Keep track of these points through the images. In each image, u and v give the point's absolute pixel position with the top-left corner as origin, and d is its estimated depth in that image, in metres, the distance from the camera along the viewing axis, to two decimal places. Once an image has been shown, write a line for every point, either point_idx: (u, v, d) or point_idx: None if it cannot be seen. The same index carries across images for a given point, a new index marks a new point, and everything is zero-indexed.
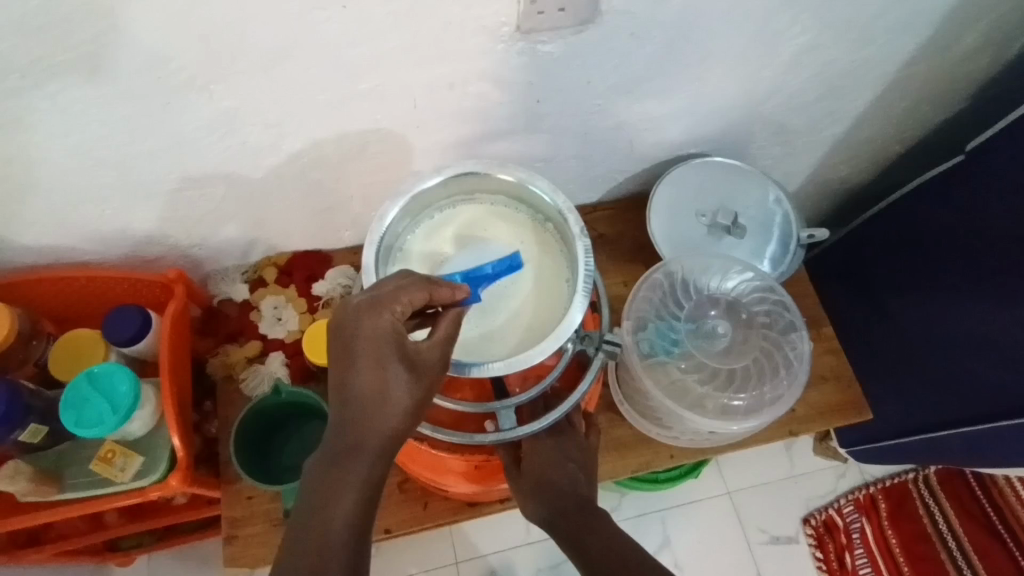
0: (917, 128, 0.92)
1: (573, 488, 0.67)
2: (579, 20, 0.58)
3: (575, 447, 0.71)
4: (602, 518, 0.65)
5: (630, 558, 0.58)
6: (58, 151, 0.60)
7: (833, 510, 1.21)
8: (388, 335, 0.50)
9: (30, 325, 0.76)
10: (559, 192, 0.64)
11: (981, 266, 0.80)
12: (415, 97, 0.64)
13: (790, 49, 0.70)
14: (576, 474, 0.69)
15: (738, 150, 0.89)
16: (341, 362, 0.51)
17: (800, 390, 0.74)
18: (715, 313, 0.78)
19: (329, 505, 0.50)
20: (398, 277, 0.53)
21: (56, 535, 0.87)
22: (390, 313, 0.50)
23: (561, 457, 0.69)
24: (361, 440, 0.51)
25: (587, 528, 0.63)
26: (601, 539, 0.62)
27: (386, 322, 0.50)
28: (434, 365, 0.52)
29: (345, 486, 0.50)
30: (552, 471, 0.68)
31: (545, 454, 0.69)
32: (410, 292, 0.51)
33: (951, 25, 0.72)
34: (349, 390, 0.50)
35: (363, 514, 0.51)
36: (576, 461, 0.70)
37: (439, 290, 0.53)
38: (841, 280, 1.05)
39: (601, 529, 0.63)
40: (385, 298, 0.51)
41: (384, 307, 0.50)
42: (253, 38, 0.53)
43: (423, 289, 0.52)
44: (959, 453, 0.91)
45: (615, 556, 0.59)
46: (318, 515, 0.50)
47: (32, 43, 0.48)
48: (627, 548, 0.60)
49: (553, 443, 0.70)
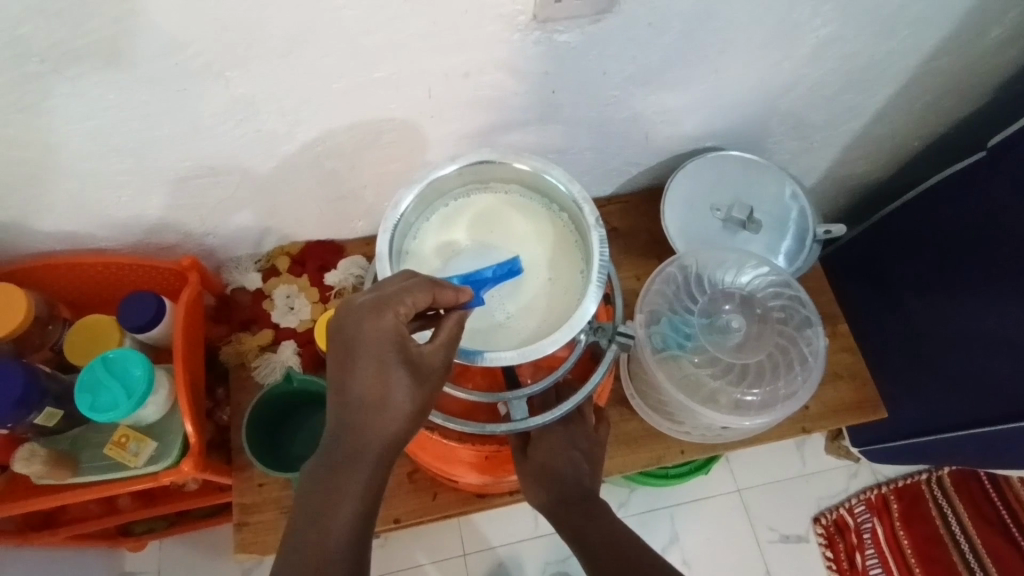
0: (938, 124, 0.91)
1: (580, 481, 0.67)
2: (597, 10, 0.58)
3: (583, 439, 0.70)
4: (607, 511, 0.64)
5: (633, 550, 0.58)
6: (75, 136, 0.60)
7: (844, 509, 1.20)
8: (391, 337, 0.50)
9: (47, 310, 0.77)
10: (574, 182, 0.64)
11: (1002, 265, 0.79)
12: (430, 86, 0.64)
13: (810, 41, 0.69)
14: (583, 466, 0.69)
15: (755, 144, 0.88)
16: (342, 363, 0.50)
17: (814, 386, 0.73)
18: (730, 308, 0.77)
19: (331, 506, 0.50)
20: (402, 277, 0.52)
21: (70, 519, 0.87)
22: (394, 314, 0.50)
23: (568, 448, 0.69)
24: (361, 442, 0.51)
25: (589, 519, 0.63)
26: (604, 530, 0.61)
27: (390, 324, 0.49)
28: (435, 368, 0.52)
29: (345, 487, 0.50)
30: (559, 462, 0.68)
31: (553, 445, 0.69)
32: (414, 295, 0.50)
33: (975, 18, 0.71)
34: (350, 391, 0.50)
35: (364, 514, 0.51)
36: (583, 453, 0.70)
37: (444, 293, 0.52)
38: (857, 278, 1.04)
39: (604, 521, 0.63)
40: (389, 299, 0.50)
41: (388, 308, 0.50)
42: (270, 24, 0.53)
43: (427, 290, 0.51)
44: (975, 454, 0.90)
45: (617, 547, 0.59)
46: (319, 516, 0.50)
47: (51, 27, 0.48)
48: (629, 541, 0.59)
49: (561, 434, 0.70)
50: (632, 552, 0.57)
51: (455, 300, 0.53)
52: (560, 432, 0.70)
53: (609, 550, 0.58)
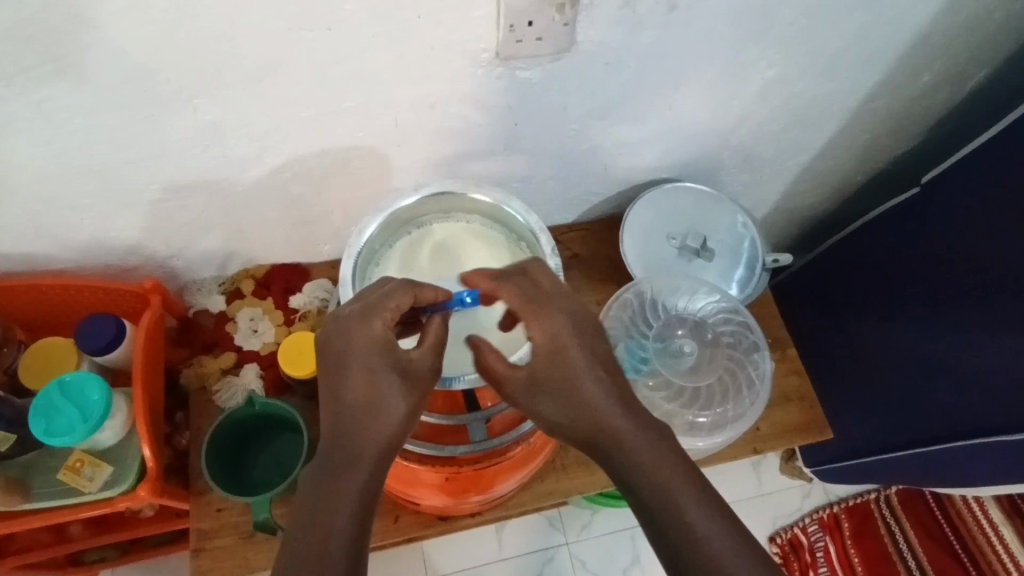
0: (877, 159, 0.97)
1: (630, 417, 0.54)
2: (557, 49, 0.61)
3: (601, 344, 0.58)
4: (680, 478, 0.50)
5: (732, 559, 0.46)
6: (37, 157, 0.60)
7: (798, 528, 1.23)
8: (381, 343, 0.53)
9: (1, 331, 0.76)
10: (532, 213, 0.67)
11: (940, 293, 0.84)
12: (396, 116, 0.66)
13: (758, 81, 0.74)
14: (618, 391, 0.56)
15: (709, 176, 0.92)
16: (334, 374, 0.53)
17: (761, 409, 0.77)
18: (682, 332, 0.80)
19: (329, 509, 0.48)
20: (382, 284, 0.57)
21: (20, 548, 0.85)
22: (380, 320, 0.53)
23: (588, 361, 0.56)
24: (358, 447, 0.51)
25: (630, 460, 0.52)
26: (698, 542, 0.47)
27: (379, 330, 0.53)
28: (424, 372, 0.55)
29: (343, 491, 0.49)
30: (587, 383, 0.55)
31: (569, 352, 0.56)
32: (397, 297, 0.55)
33: (908, 64, 0.77)
34: (343, 399, 0.52)
35: (363, 520, 0.49)
36: (607, 368, 0.57)
37: (423, 292, 0.57)
38: (807, 303, 1.09)
39: (690, 514, 0.48)
40: (375, 307, 0.54)
41: (374, 315, 0.53)
42: (241, 54, 0.54)
43: (408, 293, 0.56)
44: (917, 474, 0.94)
45: (710, 548, 0.47)
46: (318, 520, 0.48)
47: (21, 53, 0.49)
48: (729, 548, 0.47)
49: (575, 340, 0.56)
50: (733, 552, 0.47)
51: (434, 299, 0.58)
52: (572, 330, 0.57)
53: (706, 561, 0.46)
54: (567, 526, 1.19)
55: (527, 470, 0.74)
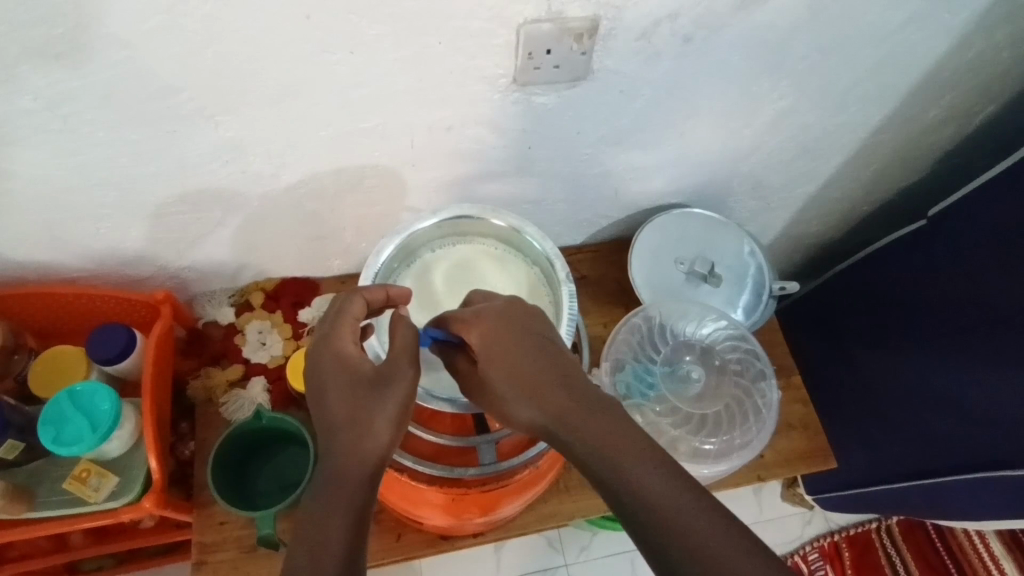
0: (884, 190, 0.98)
1: (576, 396, 0.51)
2: (574, 76, 0.62)
3: (537, 327, 0.56)
4: (633, 450, 0.47)
5: (697, 528, 0.42)
6: (58, 168, 0.61)
7: (798, 556, 1.22)
8: (348, 357, 0.54)
9: (14, 338, 0.77)
10: (548, 240, 0.71)
11: (945, 326, 0.85)
12: (413, 136, 0.67)
13: (769, 112, 0.75)
14: (560, 369, 0.53)
15: (718, 203, 0.93)
16: (316, 400, 0.53)
17: (769, 437, 0.77)
18: (691, 358, 0.81)
19: (325, 525, 0.46)
20: (336, 300, 0.60)
21: (20, 554, 0.87)
22: (343, 338, 0.56)
23: (524, 342, 0.54)
24: (345, 464, 0.49)
25: (579, 436, 0.48)
26: (661, 511, 0.43)
27: (343, 347, 0.55)
28: (398, 373, 0.53)
29: (335, 511, 0.47)
30: (526, 367, 0.53)
31: (499, 340, 0.55)
32: (352, 307, 0.58)
33: (917, 100, 0.78)
34: (328, 421, 0.52)
35: (357, 536, 0.46)
36: (546, 349, 0.54)
37: (370, 291, 0.61)
38: (812, 331, 1.09)
39: (646, 483, 0.45)
40: (334, 327, 0.57)
41: (338, 334, 0.56)
42: (264, 75, 0.56)
43: (358, 299, 0.59)
44: (920, 505, 0.94)
45: (673, 517, 0.43)
46: (313, 539, 0.45)
47: (49, 66, 0.50)
48: (692, 516, 0.43)
49: (507, 330, 0.55)
50: (699, 520, 0.42)
51: (384, 294, 0.61)
52: (501, 324, 0.56)
53: (668, 531, 0.42)
54: (566, 547, 1.19)
55: (533, 492, 0.73)
